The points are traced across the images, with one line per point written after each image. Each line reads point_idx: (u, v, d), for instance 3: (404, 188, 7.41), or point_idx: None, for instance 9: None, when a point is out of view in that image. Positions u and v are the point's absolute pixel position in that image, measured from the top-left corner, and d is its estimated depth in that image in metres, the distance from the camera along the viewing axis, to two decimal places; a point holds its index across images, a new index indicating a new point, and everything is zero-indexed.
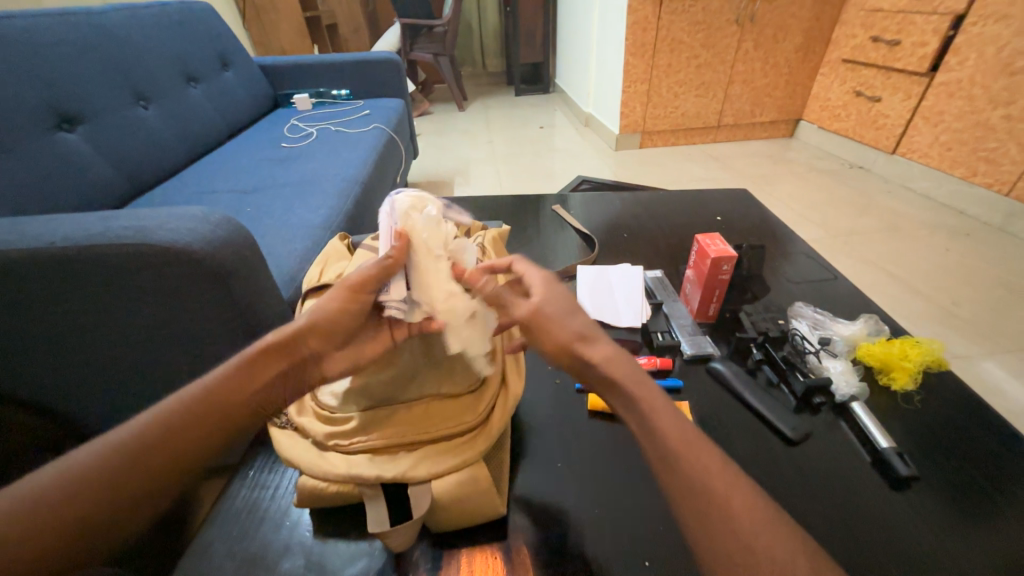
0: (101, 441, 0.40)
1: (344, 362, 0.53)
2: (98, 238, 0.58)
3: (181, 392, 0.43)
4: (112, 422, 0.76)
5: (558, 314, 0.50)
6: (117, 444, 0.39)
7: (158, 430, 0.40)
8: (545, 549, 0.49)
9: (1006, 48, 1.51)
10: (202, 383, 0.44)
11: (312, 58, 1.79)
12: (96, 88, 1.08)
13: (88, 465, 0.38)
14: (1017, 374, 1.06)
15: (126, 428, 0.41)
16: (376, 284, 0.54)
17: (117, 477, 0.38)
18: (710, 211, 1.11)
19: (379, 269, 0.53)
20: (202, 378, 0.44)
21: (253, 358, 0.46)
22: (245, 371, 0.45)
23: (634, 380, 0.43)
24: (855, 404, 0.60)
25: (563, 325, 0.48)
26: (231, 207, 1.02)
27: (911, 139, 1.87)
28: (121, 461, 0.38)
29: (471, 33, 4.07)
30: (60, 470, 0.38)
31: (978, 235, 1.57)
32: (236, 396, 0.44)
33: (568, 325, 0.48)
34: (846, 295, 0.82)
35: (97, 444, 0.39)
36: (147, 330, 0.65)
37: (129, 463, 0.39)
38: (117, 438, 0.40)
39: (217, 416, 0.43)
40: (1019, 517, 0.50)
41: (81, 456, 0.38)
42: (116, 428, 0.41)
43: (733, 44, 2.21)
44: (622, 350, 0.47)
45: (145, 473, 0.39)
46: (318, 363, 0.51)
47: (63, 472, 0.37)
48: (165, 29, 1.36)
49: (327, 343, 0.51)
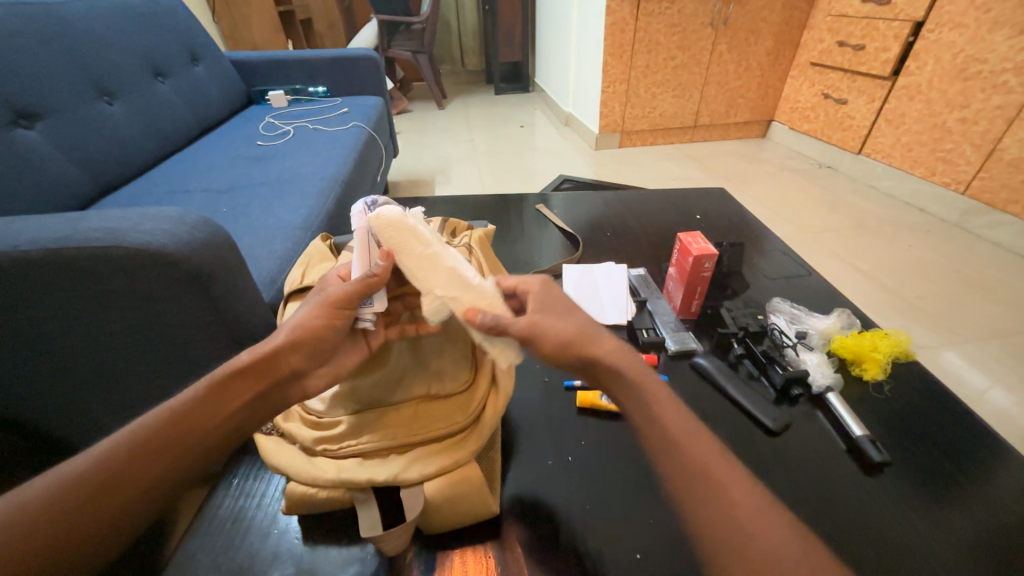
0: (63, 469, 0.38)
1: (327, 378, 0.51)
2: (66, 241, 0.55)
3: (148, 418, 0.42)
4: (83, 433, 0.73)
5: (557, 315, 0.50)
6: (80, 473, 0.38)
7: (141, 444, 0.40)
8: (538, 546, 0.49)
9: (960, 54, 1.60)
10: (170, 407, 0.43)
11: (287, 54, 1.75)
12: (57, 83, 1.03)
13: (48, 495, 0.36)
14: (975, 362, 1.12)
15: (88, 456, 0.39)
16: (357, 300, 0.52)
17: (81, 507, 0.37)
18: (689, 210, 1.14)
19: (364, 286, 0.51)
20: (170, 402, 0.44)
21: (232, 377, 0.46)
22: (215, 395, 0.45)
23: (625, 379, 0.45)
24: (831, 395, 0.62)
25: (562, 322, 0.49)
26: (206, 208, 0.99)
27: (875, 140, 1.95)
28: (85, 491, 0.37)
29: (449, 30, 4.04)
30: (18, 502, 0.36)
31: (937, 232, 1.65)
32: (207, 421, 0.43)
33: (567, 322, 0.49)
34: (819, 290, 0.86)
35: (57, 472, 0.38)
36: (120, 337, 0.63)
37: (93, 493, 0.37)
38: (80, 466, 0.38)
39: (199, 431, 0.43)
40: (980, 497, 0.53)
41: (40, 485, 0.37)
42: (77, 455, 0.39)
43: (708, 46, 2.27)
44: (625, 346, 0.49)
45: (110, 503, 0.38)
46: (299, 380, 0.50)
47: (22, 502, 0.36)
48: (130, 22, 1.30)
49: (307, 359, 0.50)
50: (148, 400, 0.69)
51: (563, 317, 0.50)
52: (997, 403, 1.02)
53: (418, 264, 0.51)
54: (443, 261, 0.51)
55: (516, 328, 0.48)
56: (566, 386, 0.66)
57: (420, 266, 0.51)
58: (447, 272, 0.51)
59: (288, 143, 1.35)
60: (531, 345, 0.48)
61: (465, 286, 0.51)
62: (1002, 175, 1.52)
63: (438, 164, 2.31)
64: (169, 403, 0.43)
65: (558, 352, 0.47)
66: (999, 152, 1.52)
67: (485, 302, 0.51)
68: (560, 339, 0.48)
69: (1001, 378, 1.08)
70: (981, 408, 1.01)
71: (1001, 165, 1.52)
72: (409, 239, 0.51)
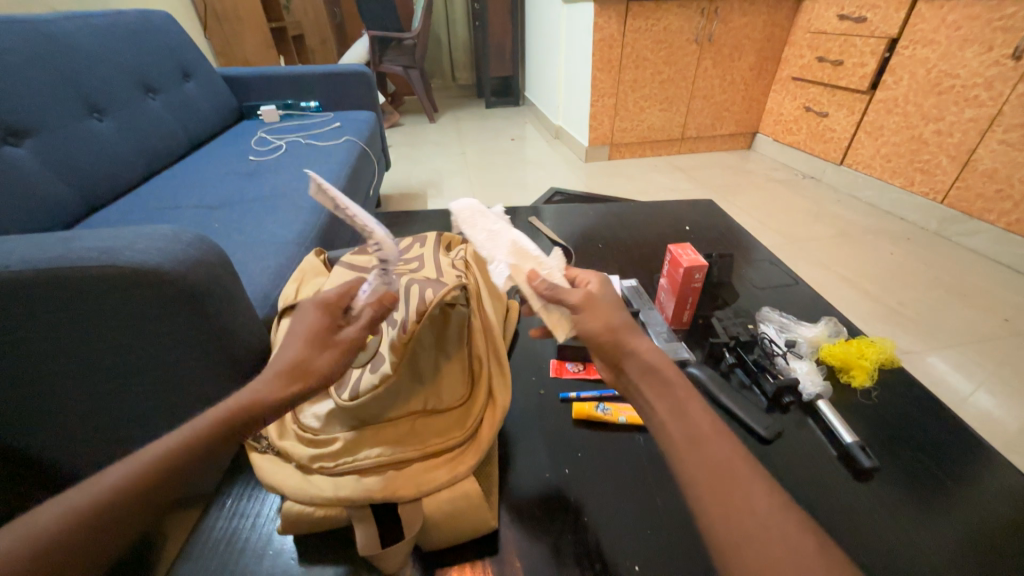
0: (65, 502, 0.35)
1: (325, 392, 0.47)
2: (59, 259, 0.55)
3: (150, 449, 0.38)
4: (68, 457, 0.71)
5: (609, 304, 0.53)
6: (84, 509, 0.35)
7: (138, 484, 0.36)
8: (537, 558, 0.49)
9: (933, 70, 1.67)
10: (172, 440, 0.38)
11: (279, 70, 1.76)
12: (49, 101, 1.03)
13: (48, 535, 0.34)
14: (958, 367, 1.15)
15: (93, 486, 0.36)
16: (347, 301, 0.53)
17: (74, 542, 0.34)
18: (679, 221, 1.16)
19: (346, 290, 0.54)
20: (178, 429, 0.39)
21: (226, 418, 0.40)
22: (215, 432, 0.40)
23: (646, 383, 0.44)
24: (821, 402, 0.64)
25: (610, 312, 0.51)
26: (197, 223, 0.99)
27: (856, 152, 2.01)
28: (84, 530, 0.35)
29: (440, 45, 4.10)
30: (19, 540, 0.33)
31: (917, 240, 1.70)
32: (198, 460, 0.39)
33: (615, 314, 0.51)
34: (806, 298, 0.88)
35: (56, 507, 0.35)
36: (110, 357, 0.62)
37: (90, 533, 0.35)
38: (82, 500, 0.35)
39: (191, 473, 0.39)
40: (967, 499, 0.54)
41: (43, 520, 0.34)
42: (84, 483, 0.36)
43: (693, 61, 2.33)
44: None
45: (104, 541, 0.35)
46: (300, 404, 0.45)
47: (25, 540, 0.33)
48: (121, 39, 1.31)
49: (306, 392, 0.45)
50: (137, 421, 0.68)
51: (615, 305, 0.54)
52: (981, 406, 1.04)
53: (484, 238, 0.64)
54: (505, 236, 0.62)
55: (571, 298, 0.52)
56: (561, 397, 0.67)
57: (485, 239, 0.63)
58: (505, 242, 0.61)
59: (281, 157, 1.36)
60: (582, 312, 0.51)
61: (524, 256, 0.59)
62: (977, 185, 1.58)
63: (429, 177, 2.32)
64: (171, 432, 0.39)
65: (608, 332, 0.49)
66: (974, 162, 1.58)
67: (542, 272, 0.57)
68: (608, 323, 0.50)
69: (983, 382, 1.10)
70: (966, 412, 1.03)
71: (976, 175, 1.58)
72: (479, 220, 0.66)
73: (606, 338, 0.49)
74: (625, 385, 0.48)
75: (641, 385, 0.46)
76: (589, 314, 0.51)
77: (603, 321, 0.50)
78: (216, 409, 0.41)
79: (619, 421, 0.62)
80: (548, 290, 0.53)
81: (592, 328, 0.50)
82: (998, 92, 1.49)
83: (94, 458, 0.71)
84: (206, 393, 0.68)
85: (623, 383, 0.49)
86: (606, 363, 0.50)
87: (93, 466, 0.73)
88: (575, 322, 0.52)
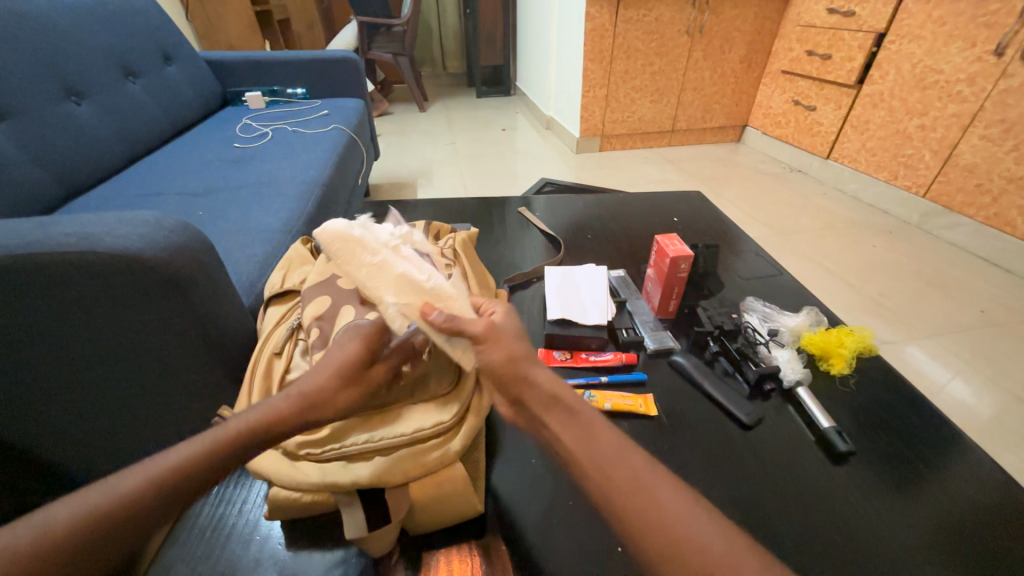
0: (78, 501, 0.36)
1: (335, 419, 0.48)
2: (37, 245, 0.53)
3: (161, 458, 0.39)
4: (51, 447, 0.69)
5: (510, 334, 0.52)
6: (96, 510, 0.36)
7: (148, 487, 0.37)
8: (523, 541, 0.50)
9: (919, 65, 1.69)
10: (189, 450, 0.40)
11: (265, 54, 1.72)
12: (23, 83, 1.00)
13: (60, 533, 0.35)
14: (935, 356, 1.18)
15: (105, 488, 0.37)
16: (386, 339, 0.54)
17: (83, 544, 0.35)
18: (667, 212, 1.17)
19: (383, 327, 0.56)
20: (195, 440, 0.41)
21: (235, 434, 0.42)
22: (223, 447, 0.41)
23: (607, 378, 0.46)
24: (800, 389, 0.65)
25: (514, 341, 0.50)
26: (181, 211, 0.97)
27: (842, 146, 2.04)
28: (94, 533, 0.35)
29: (430, 33, 4.04)
30: (31, 535, 0.34)
31: (899, 233, 1.73)
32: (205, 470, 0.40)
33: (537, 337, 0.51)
34: (789, 289, 0.89)
35: (68, 506, 0.36)
36: (91, 346, 0.61)
37: (100, 538, 0.35)
38: (95, 500, 0.36)
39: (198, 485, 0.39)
40: (937, 482, 0.57)
41: (55, 518, 0.35)
42: (97, 485, 0.37)
43: (684, 53, 2.33)
44: None
45: (111, 544, 0.36)
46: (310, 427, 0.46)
47: (41, 534, 0.34)
48: (99, 20, 1.27)
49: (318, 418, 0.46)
50: (122, 411, 0.67)
51: (518, 336, 0.53)
52: (957, 395, 1.08)
53: (366, 273, 0.53)
54: (392, 269, 0.53)
55: (473, 328, 0.50)
56: None
57: (369, 275, 0.53)
58: (395, 277, 0.52)
59: (266, 145, 1.33)
60: (486, 345, 0.49)
61: (419, 289, 0.52)
62: (957, 179, 1.62)
63: (419, 167, 2.30)
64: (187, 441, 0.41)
65: (509, 365, 0.48)
66: (955, 156, 1.61)
67: (442, 303, 0.53)
68: (510, 354, 0.49)
69: (959, 371, 1.14)
70: (941, 400, 1.07)
71: (957, 170, 1.61)
72: (354, 251, 0.53)
73: (507, 370, 0.48)
74: (527, 419, 0.47)
75: (546, 416, 0.45)
76: (491, 347, 0.49)
77: (503, 354, 0.48)
78: (227, 425, 0.42)
79: (604, 408, 0.63)
80: (447, 322, 0.50)
81: (494, 359, 0.48)
82: (980, 88, 1.52)
83: (78, 448, 0.70)
84: (192, 382, 0.67)
85: (524, 416, 0.48)
86: (507, 396, 0.48)
87: (77, 455, 0.72)
88: (477, 353, 0.50)
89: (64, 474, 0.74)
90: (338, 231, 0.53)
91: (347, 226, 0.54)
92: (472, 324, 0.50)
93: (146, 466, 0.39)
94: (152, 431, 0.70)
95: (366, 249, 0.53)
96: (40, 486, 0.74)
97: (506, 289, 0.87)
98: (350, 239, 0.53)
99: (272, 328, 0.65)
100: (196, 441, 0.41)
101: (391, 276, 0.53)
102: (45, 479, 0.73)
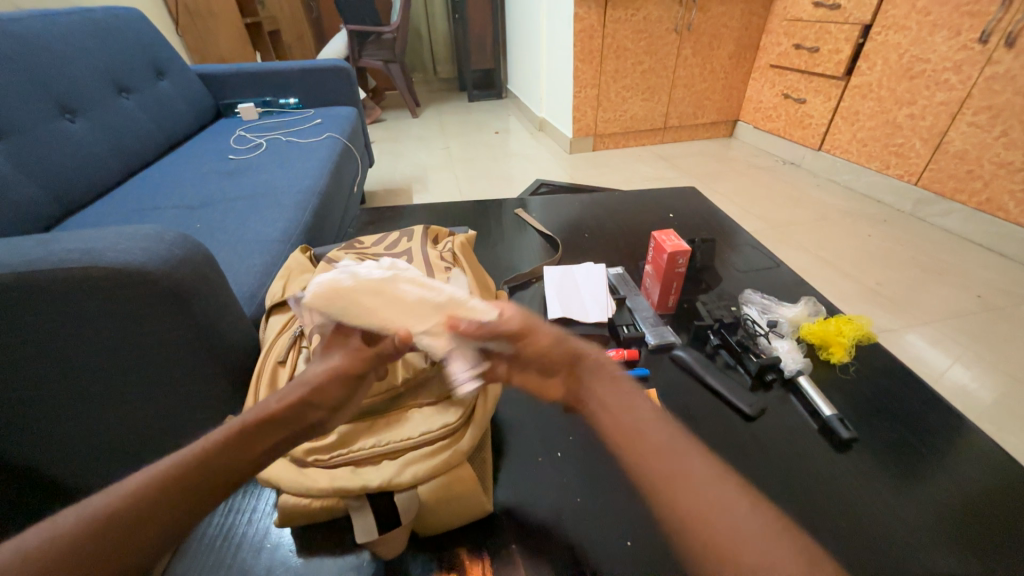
0: (86, 505, 0.36)
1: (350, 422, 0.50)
2: (39, 263, 0.54)
3: (175, 454, 0.40)
4: (54, 466, 0.69)
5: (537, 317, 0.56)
6: (105, 511, 0.36)
7: (159, 487, 0.38)
8: (532, 541, 0.50)
9: (905, 55, 1.71)
10: (203, 446, 0.40)
11: (256, 66, 1.73)
12: (15, 102, 1.00)
13: (65, 538, 0.34)
14: (934, 343, 1.19)
15: (112, 493, 0.37)
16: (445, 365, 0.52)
17: (101, 549, 0.34)
18: (663, 208, 1.17)
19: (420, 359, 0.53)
20: (195, 439, 0.41)
21: (254, 426, 0.42)
22: (241, 441, 0.41)
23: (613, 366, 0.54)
24: (802, 378, 0.66)
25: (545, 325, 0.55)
26: (178, 223, 0.97)
27: (833, 137, 2.05)
28: (99, 535, 0.35)
29: (420, 39, 4.06)
30: (40, 541, 0.34)
31: (893, 221, 1.75)
32: (224, 466, 0.40)
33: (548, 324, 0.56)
34: (786, 280, 0.90)
35: (80, 510, 0.36)
36: (92, 364, 0.61)
37: (115, 544, 0.35)
38: (104, 503, 0.37)
39: (216, 483, 0.39)
40: (939, 464, 0.58)
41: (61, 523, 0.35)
42: (103, 490, 0.38)
43: (673, 51, 2.34)
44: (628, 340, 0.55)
45: (127, 547, 0.35)
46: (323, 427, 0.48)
47: (50, 543, 0.34)
48: (91, 38, 1.27)
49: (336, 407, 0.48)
50: (126, 426, 0.67)
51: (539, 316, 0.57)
52: (957, 379, 1.09)
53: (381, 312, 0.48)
54: (404, 295, 0.50)
55: (514, 323, 0.53)
56: None
57: (386, 315, 0.48)
58: (411, 307, 0.49)
59: (261, 155, 1.34)
60: (531, 337, 0.54)
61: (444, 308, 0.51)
62: (948, 166, 1.63)
63: (414, 172, 2.31)
64: (201, 437, 0.41)
65: (555, 345, 0.54)
66: (945, 144, 1.62)
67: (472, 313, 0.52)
68: (552, 337, 0.54)
69: (959, 357, 1.15)
70: (943, 387, 1.07)
71: (947, 158, 1.62)
72: (355, 299, 0.47)
73: (558, 351, 0.54)
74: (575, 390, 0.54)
75: (591, 378, 0.53)
76: (539, 336, 0.54)
77: (547, 342, 0.54)
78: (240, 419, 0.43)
79: None
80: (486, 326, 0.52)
81: (541, 345, 0.54)
82: (966, 76, 1.53)
83: (81, 466, 0.70)
84: (196, 395, 0.67)
85: (575, 386, 0.55)
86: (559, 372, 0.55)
87: (83, 472, 0.72)
88: (523, 347, 0.54)
89: (73, 489, 0.74)
90: (328, 288, 0.47)
91: (332, 277, 0.47)
92: (506, 322, 0.53)
93: (162, 461, 0.39)
94: (157, 445, 0.70)
95: (364, 291, 0.48)
96: (50, 503, 0.74)
97: (506, 290, 0.88)
98: (348, 289, 0.47)
99: (275, 337, 0.65)
100: (211, 435, 0.41)
101: (406, 308, 0.49)
102: (50, 498, 0.73)
